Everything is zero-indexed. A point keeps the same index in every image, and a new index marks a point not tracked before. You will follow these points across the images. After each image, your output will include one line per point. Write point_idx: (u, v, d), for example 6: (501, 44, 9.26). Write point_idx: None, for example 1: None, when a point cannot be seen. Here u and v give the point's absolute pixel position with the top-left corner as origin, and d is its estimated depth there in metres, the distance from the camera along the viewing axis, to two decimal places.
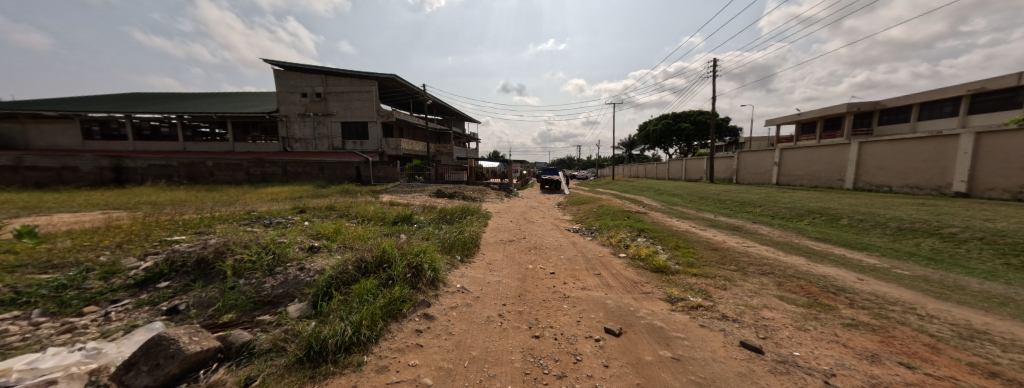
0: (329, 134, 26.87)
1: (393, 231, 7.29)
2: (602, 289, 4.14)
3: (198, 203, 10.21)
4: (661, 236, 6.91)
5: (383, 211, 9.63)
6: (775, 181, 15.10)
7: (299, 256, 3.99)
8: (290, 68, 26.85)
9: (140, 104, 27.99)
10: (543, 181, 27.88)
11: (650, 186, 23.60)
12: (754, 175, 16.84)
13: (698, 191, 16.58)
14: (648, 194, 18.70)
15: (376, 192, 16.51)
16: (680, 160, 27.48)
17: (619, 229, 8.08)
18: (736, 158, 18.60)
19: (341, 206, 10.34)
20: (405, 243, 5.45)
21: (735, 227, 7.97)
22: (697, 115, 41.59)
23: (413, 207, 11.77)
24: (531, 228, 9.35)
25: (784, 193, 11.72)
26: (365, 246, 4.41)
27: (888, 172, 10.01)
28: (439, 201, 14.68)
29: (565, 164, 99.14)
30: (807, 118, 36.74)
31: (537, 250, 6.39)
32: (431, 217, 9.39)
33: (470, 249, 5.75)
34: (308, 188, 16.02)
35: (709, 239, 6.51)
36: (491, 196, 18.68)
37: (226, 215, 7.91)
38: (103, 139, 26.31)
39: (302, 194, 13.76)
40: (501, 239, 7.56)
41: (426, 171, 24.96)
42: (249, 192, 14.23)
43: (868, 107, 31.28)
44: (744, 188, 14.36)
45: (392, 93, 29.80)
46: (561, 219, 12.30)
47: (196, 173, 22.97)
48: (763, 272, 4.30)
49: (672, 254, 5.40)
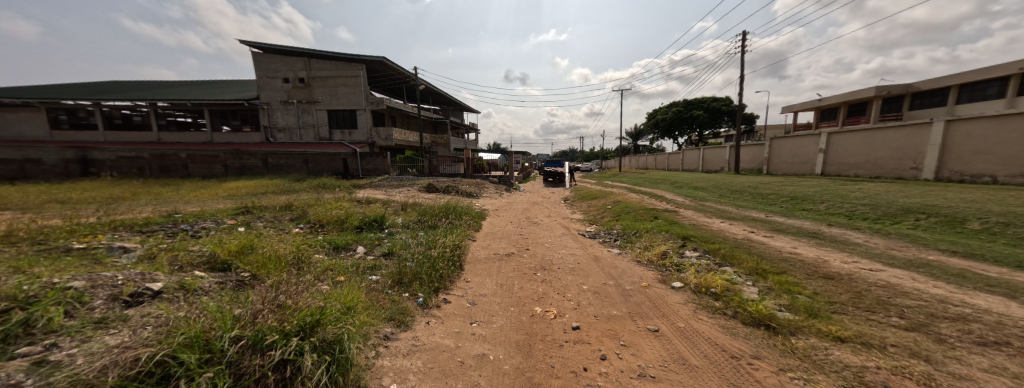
0: (315, 123, 24.82)
1: (347, 244, 5.31)
2: (678, 379, 2.14)
3: (126, 201, 8.34)
4: (722, 249, 4.86)
5: (349, 212, 7.63)
6: (818, 171, 13.00)
7: (78, 323, 1.95)
8: (270, 51, 24.57)
9: (112, 91, 25.99)
10: (546, 173, 25.85)
11: (664, 178, 21.61)
12: (789, 165, 14.74)
13: (726, 183, 14.41)
14: (666, 188, 16.59)
15: (358, 186, 14.58)
16: (696, 150, 25.25)
17: (654, 236, 6.07)
18: (767, 146, 16.39)
19: (300, 206, 8.32)
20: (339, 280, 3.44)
21: (813, 234, 5.90)
22: (711, 102, 39.00)
23: (392, 206, 9.76)
24: (535, 234, 7.33)
25: (846, 185, 9.56)
26: (237, 298, 2.38)
27: (991, 159, 7.91)
28: (426, 198, 12.65)
29: (569, 156, 97.18)
30: (830, 104, 34.16)
31: (546, 273, 4.39)
32: (410, 220, 7.42)
33: (444, 279, 3.75)
34: (280, 182, 14.17)
35: (798, 256, 4.44)
36: (489, 191, 16.72)
37: (130, 217, 5.96)
38: (72, 129, 24.49)
39: (267, 189, 11.89)
40: (497, 252, 5.57)
41: (419, 163, 23.07)
42: (208, 187, 12.37)
43: (899, 90, 28.60)
44: (785, 180, 12.21)
45: (384, 79, 27.57)
46: (571, 219, 10.27)
47: (169, 165, 21.09)
48: (980, 339, 2.27)
49: (763, 289, 3.37)
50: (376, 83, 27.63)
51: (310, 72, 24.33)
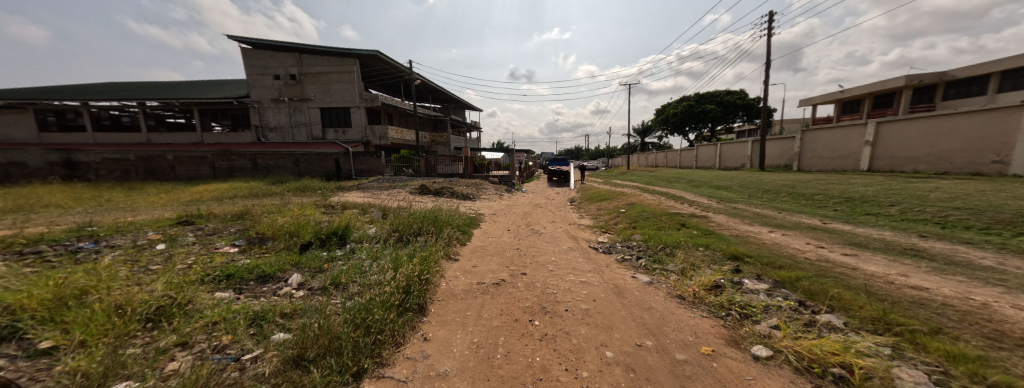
0: (307, 122, 23.70)
1: (277, 272, 3.90)
2: None
3: (55, 209, 7.12)
4: (805, 280, 3.33)
5: (310, 220, 6.29)
6: (862, 166, 11.33)
7: None
8: (260, 46, 23.47)
9: (102, 92, 25.26)
10: (551, 172, 24.38)
11: (679, 176, 19.99)
12: (825, 160, 13.08)
13: (754, 182, 12.78)
14: (683, 188, 15.01)
15: (344, 189, 13.35)
16: (712, 146, 23.46)
17: (693, 255, 4.57)
18: (798, 139, 14.67)
19: (258, 213, 7.01)
20: (192, 366, 2.02)
21: (910, 250, 4.33)
22: (724, 95, 37.05)
23: (370, 213, 8.41)
24: (536, 248, 5.91)
25: (914, 183, 7.90)
26: None
27: None
28: (415, 201, 11.29)
29: (575, 155, 95.27)
30: (853, 95, 31.95)
31: (547, 320, 2.97)
32: (381, 231, 6.04)
33: (379, 349, 2.34)
34: (258, 184, 13.01)
35: (933, 295, 2.88)
36: (488, 192, 15.33)
37: (19, 233, 4.70)
38: (60, 131, 23.75)
39: (239, 192, 10.67)
40: (483, 280, 4.11)
41: (416, 162, 21.78)
42: (177, 190, 11.21)
43: (932, 79, 26.37)
44: (827, 177, 10.59)
45: (379, 75, 26.34)
46: (580, 226, 8.81)
47: (155, 168, 20.14)
48: None
49: (938, 379, 1.85)
50: (371, 79, 26.42)
51: (301, 68, 23.20)
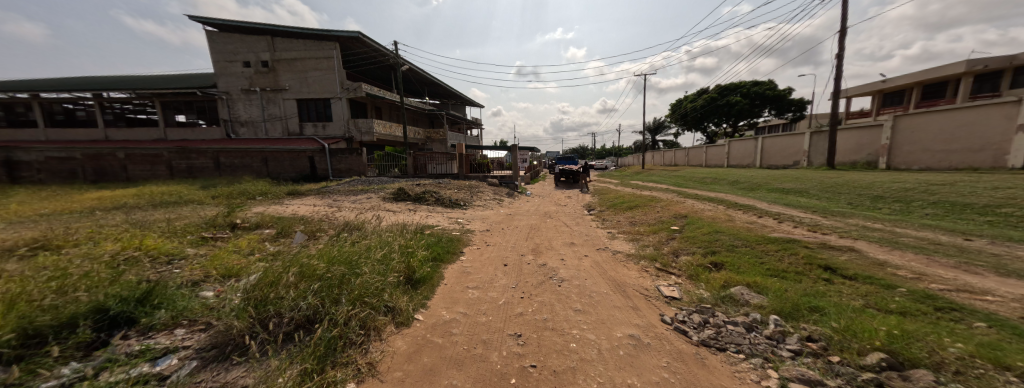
0: (282, 115, 20.85)
1: None
2: None
3: None
4: None
5: (106, 266, 3.16)
6: (1015, 163, 8.02)
7: None
8: (228, 29, 20.67)
9: (59, 84, 22.67)
10: (558, 172, 21.22)
11: (716, 176, 16.69)
12: (936, 155, 9.73)
13: (841, 184, 9.47)
14: (733, 191, 11.75)
15: (296, 195, 10.38)
16: (748, 140, 20.01)
17: None
18: (888, 128, 11.21)
19: (61, 246, 3.93)
20: None
21: None
22: (749, 86, 33.41)
23: (288, 237, 5.34)
24: (557, 336, 2.71)
25: None
26: None
27: None
28: (380, 213, 8.24)
29: (581, 154, 92.22)
30: (897, 85, 28.04)
31: None
32: (229, 297, 2.88)
33: None
34: (186, 189, 10.06)
35: None
36: (485, 197, 12.25)
37: None
38: (10, 127, 21.21)
39: (136, 202, 7.70)
40: None
41: (403, 161, 18.80)
42: (58, 198, 8.24)
43: (1001, 63, 21.94)
44: (975, 179, 7.25)
45: (364, 63, 23.34)
46: (617, 257, 5.60)
47: (105, 167, 17.30)
48: None
49: None
50: (355, 68, 23.44)
51: (273, 54, 20.31)
